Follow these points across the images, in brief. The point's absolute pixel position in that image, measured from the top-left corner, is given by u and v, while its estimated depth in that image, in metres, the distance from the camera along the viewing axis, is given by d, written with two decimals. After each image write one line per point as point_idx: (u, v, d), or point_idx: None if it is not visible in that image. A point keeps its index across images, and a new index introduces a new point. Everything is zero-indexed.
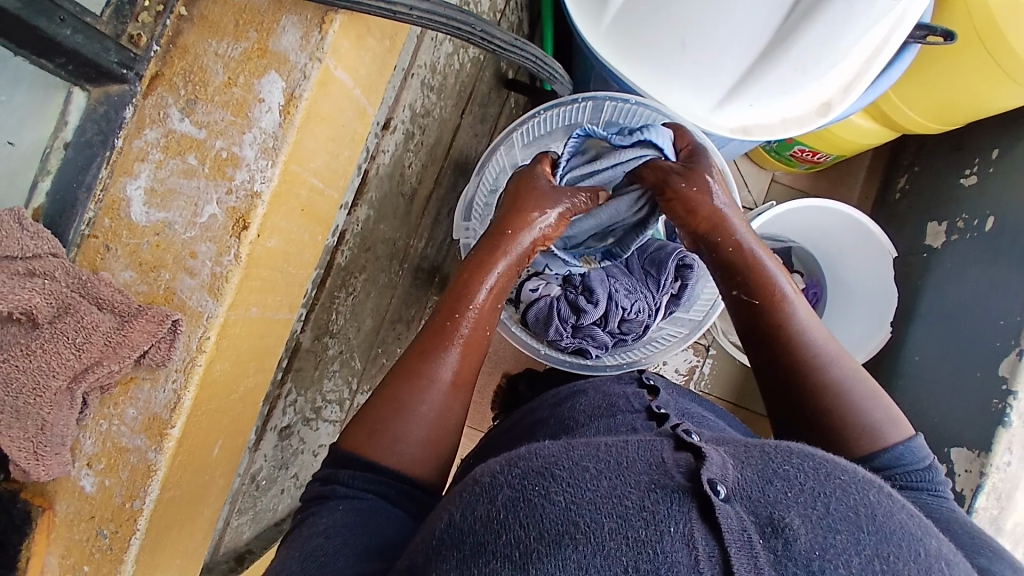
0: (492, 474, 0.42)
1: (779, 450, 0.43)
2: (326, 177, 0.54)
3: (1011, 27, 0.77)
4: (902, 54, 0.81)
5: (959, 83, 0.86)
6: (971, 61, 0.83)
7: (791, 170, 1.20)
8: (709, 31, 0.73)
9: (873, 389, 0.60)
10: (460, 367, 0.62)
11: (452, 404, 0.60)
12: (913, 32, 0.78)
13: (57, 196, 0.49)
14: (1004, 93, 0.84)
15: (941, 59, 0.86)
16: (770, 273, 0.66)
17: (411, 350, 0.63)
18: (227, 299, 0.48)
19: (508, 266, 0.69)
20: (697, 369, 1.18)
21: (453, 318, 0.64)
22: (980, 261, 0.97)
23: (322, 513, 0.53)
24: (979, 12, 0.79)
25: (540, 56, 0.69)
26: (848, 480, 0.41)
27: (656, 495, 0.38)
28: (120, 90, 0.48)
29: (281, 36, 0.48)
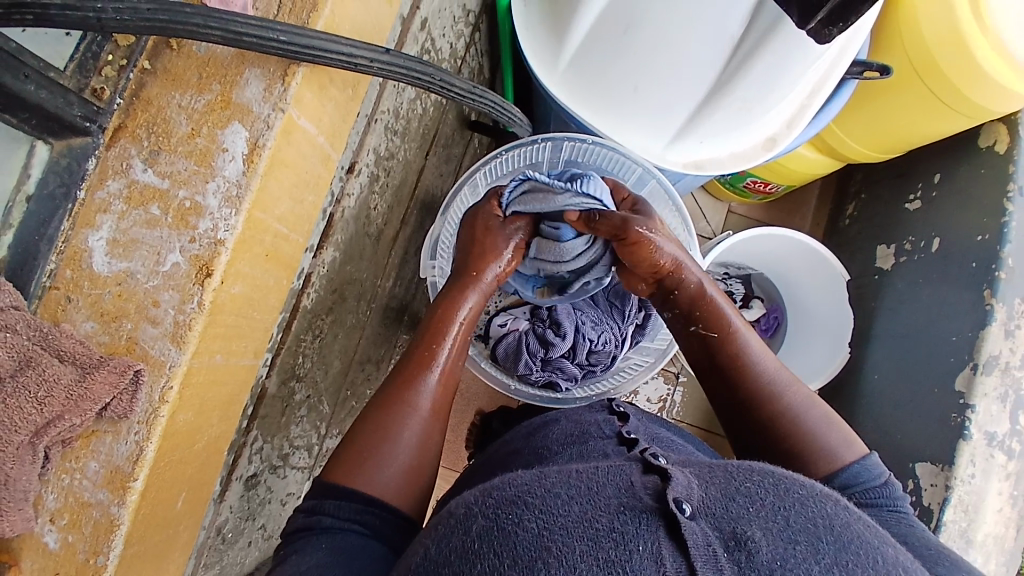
0: (467, 507, 0.43)
1: (741, 470, 0.45)
2: (290, 223, 0.55)
3: (943, 59, 0.83)
4: (840, 89, 0.87)
5: (899, 114, 0.93)
6: (908, 91, 0.89)
7: (745, 201, 1.26)
8: (660, 76, 0.78)
9: (825, 411, 0.62)
10: (439, 394, 0.63)
11: (431, 430, 0.61)
12: (850, 68, 0.85)
13: (18, 248, 0.48)
14: (941, 122, 0.91)
15: (879, 92, 0.93)
16: (723, 309, 0.68)
17: (393, 381, 0.63)
18: (191, 346, 0.47)
19: (477, 300, 0.73)
20: (669, 397, 1.20)
21: (433, 349, 0.66)
22: (929, 281, 1.03)
23: (306, 552, 0.51)
24: (913, 49, 0.85)
25: (498, 102, 0.72)
26: (804, 494, 0.42)
27: (625, 516, 0.39)
28: (82, 142, 0.49)
29: (244, 88, 0.49)
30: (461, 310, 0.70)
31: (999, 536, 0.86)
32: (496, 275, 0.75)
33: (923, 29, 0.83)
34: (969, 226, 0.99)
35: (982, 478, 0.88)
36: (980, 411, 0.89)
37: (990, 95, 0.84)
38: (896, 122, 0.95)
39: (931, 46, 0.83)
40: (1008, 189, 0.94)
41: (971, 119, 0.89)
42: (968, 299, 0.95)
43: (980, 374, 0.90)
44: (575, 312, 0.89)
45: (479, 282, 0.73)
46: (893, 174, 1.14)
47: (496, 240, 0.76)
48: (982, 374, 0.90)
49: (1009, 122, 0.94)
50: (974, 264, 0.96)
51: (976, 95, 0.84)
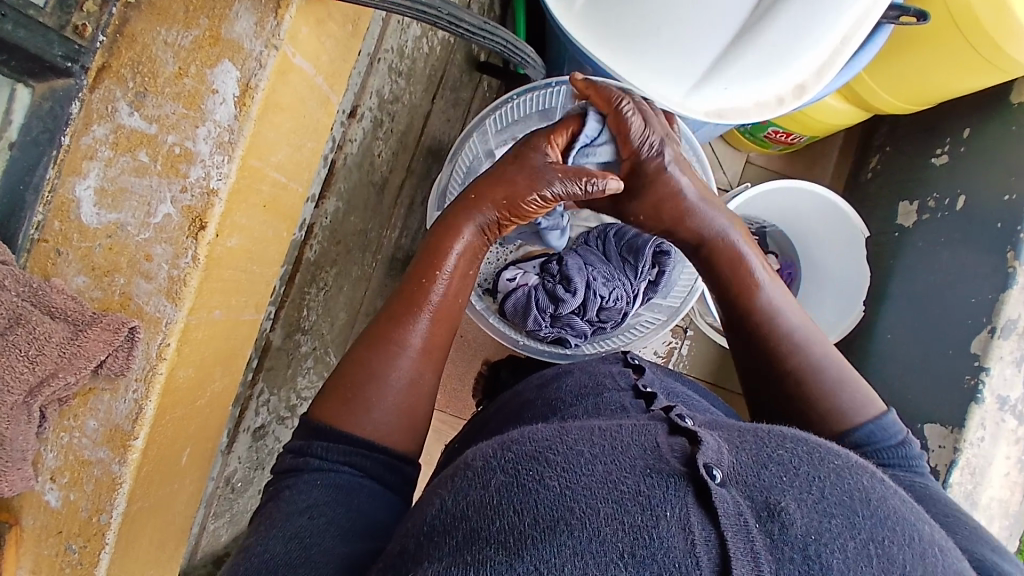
0: (485, 459, 0.42)
1: (773, 436, 0.43)
2: (289, 171, 0.52)
3: (984, 11, 0.77)
4: (875, 35, 0.81)
5: (931, 67, 0.87)
6: (948, 46, 0.83)
7: (766, 151, 1.20)
8: (686, 13, 0.72)
9: (844, 370, 0.60)
10: (431, 333, 0.61)
11: (423, 371, 0.60)
12: (886, 13, 0.79)
13: (4, 200, 0.46)
14: (975, 77, 0.86)
15: (914, 43, 0.86)
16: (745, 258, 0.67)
17: (381, 318, 0.62)
18: (187, 303, 0.46)
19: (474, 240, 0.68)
20: (675, 349, 1.19)
21: (424, 285, 0.63)
22: (952, 240, 0.99)
23: (299, 487, 0.51)
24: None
25: (511, 40, 0.67)
26: (840, 464, 0.41)
27: (652, 479, 0.38)
28: (65, 84, 0.46)
29: (234, 22, 0.45)
30: (457, 243, 0.66)
31: (1004, 499, 0.86)
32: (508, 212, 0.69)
33: None
34: (997, 183, 0.94)
35: (991, 442, 0.87)
36: (995, 374, 0.88)
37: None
38: (925, 74, 0.89)
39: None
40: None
41: (1007, 73, 0.83)
42: (989, 261, 0.92)
43: (997, 339, 0.88)
44: (587, 269, 0.86)
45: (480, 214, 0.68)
46: (922, 129, 1.08)
47: (520, 171, 0.69)
48: (999, 338, 0.88)
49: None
50: (998, 226, 0.93)
51: (1014, 46, 0.78)
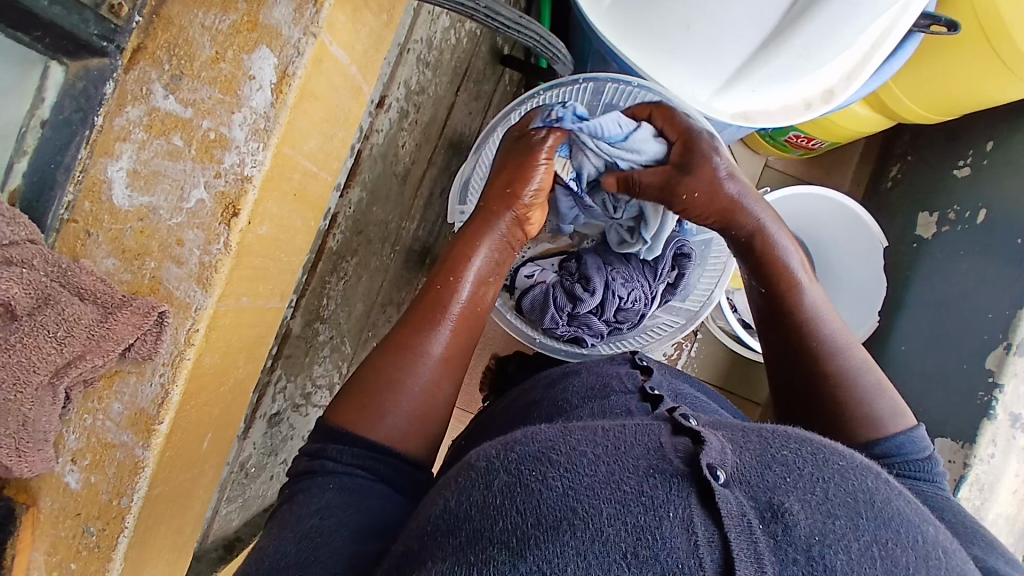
0: (488, 460, 0.41)
1: (776, 436, 0.43)
2: (319, 160, 0.52)
3: (1011, 19, 0.77)
4: (905, 43, 0.79)
5: (957, 76, 0.86)
6: (972, 54, 0.82)
7: (786, 155, 1.19)
8: (717, 14, 0.71)
9: (879, 379, 0.60)
10: (450, 342, 0.61)
11: (441, 379, 0.59)
12: (917, 21, 0.77)
13: (34, 177, 0.46)
14: (1002, 88, 0.84)
15: (938, 52, 0.86)
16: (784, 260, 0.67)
17: (405, 324, 0.62)
18: (216, 290, 0.46)
19: (496, 242, 0.69)
20: (682, 349, 1.18)
21: (443, 292, 0.64)
22: (971, 252, 0.98)
23: (313, 492, 0.51)
24: (984, 9, 0.78)
25: (542, 35, 0.67)
26: (845, 466, 0.41)
27: (655, 480, 0.37)
28: (100, 63, 0.45)
29: (272, 8, 0.45)
30: (477, 253, 0.68)
31: (1010, 516, 0.85)
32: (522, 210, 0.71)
33: None
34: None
35: (1001, 459, 0.86)
36: (1008, 392, 0.87)
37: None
38: (954, 85, 0.87)
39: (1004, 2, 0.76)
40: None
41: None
42: (1011, 276, 0.91)
43: (1012, 355, 0.87)
44: (606, 269, 0.85)
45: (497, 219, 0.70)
46: (946, 138, 1.06)
47: (522, 172, 0.71)
48: (1014, 355, 0.87)
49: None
50: (1019, 241, 0.91)
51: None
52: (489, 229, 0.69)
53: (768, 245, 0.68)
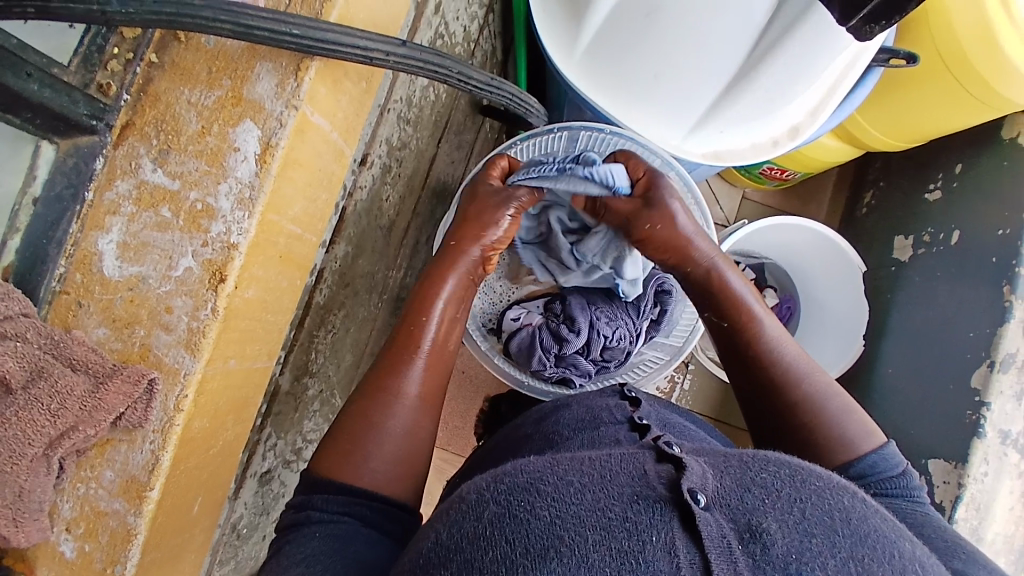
0: (479, 492, 0.42)
1: (757, 460, 0.43)
2: (304, 223, 0.54)
3: (971, 49, 0.80)
4: (865, 77, 0.84)
5: (924, 104, 0.90)
6: (940, 83, 0.86)
7: (761, 187, 1.24)
8: (683, 62, 0.75)
9: (846, 401, 0.60)
10: (425, 382, 0.62)
11: (421, 421, 0.60)
12: (876, 56, 0.82)
13: (27, 252, 0.47)
14: (969, 113, 0.88)
15: (906, 83, 0.90)
16: (738, 294, 0.68)
17: (377, 367, 0.63)
18: (206, 354, 0.47)
19: (462, 279, 0.71)
20: (675, 382, 1.19)
21: (416, 330, 0.65)
22: (948, 274, 1.01)
23: (299, 542, 0.51)
24: (943, 38, 0.82)
25: (518, 95, 0.71)
26: (822, 486, 0.41)
27: (639, 506, 0.38)
28: (89, 140, 0.47)
29: (255, 84, 0.48)
30: (444, 289, 0.69)
31: (1010, 535, 0.84)
32: (482, 251, 0.74)
33: (958, 22, 0.79)
34: (992, 220, 0.96)
35: (994, 477, 0.86)
36: (995, 410, 0.88)
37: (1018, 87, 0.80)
38: (922, 110, 0.91)
39: (958, 30, 0.79)
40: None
41: (997, 112, 0.85)
42: (988, 296, 0.93)
43: (996, 372, 0.89)
44: (590, 309, 0.87)
45: (462, 256, 0.72)
46: (915, 164, 1.11)
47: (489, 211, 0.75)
48: (999, 372, 0.89)
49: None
50: (993, 260, 0.94)
51: (1005, 86, 0.80)
52: (455, 266, 0.72)
53: (724, 280, 0.69)
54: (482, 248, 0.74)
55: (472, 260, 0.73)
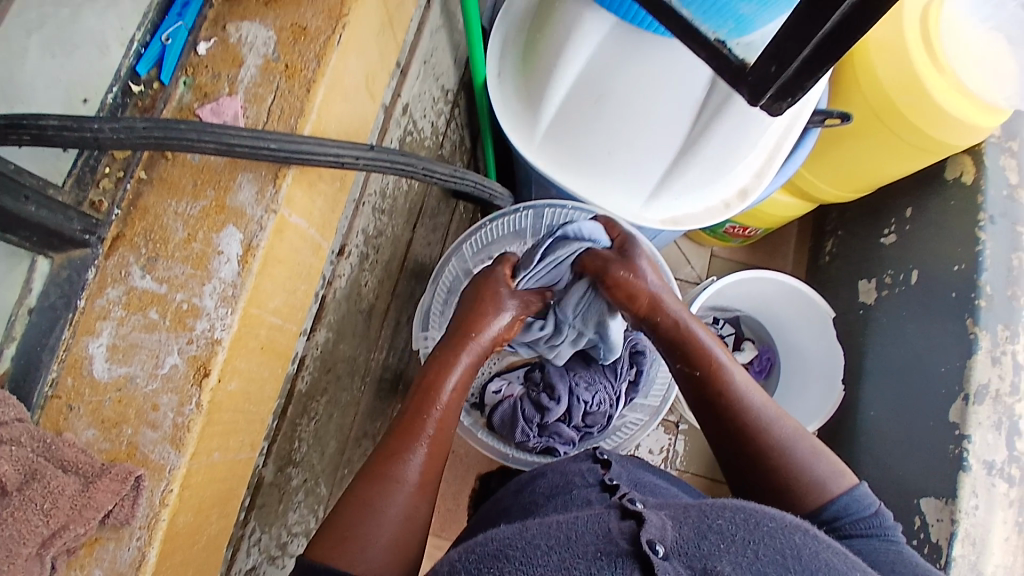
0: (450, 563, 0.43)
1: (714, 507, 0.45)
2: (284, 314, 0.57)
3: (904, 101, 0.88)
4: (805, 137, 0.93)
5: (864, 156, 0.99)
6: (877, 135, 0.94)
7: (728, 245, 1.32)
8: (634, 139, 0.83)
9: (814, 444, 0.63)
10: (426, 466, 0.63)
11: (418, 505, 0.60)
12: (812, 117, 0.91)
13: (22, 361, 0.48)
14: (909, 159, 0.96)
15: (844, 137, 0.98)
16: (706, 345, 0.70)
17: (377, 452, 0.63)
18: (190, 449, 0.48)
19: (469, 363, 0.73)
20: (672, 447, 1.20)
21: (419, 415, 0.66)
22: (912, 314, 1.06)
23: None
24: (873, 96, 0.91)
25: (479, 180, 0.78)
26: (774, 526, 0.43)
27: (602, 561, 0.39)
28: (82, 253, 0.50)
29: (237, 192, 0.52)
30: (451, 375, 0.71)
31: (1009, 566, 0.83)
32: (491, 338, 0.76)
33: (885, 80, 0.89)
34: (943, 259, 1.02)
35: (986, 509, 0.86)
36: (977, 442, 0.89)
37: (951, 131, 0.88)
38: (864, 162, 0.99)
39: (888, 88, 0.89)
40: (978, 219, 0.97)
41: (933, 155, 0.94)
42: (955, 331, 0.96)
43: (972, 405, 0.91)
44: (568, 376, 0.90)
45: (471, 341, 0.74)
46: (868, 213, 1.18)
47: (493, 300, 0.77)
48: (974, 404, 0.91)
49: (976, 154, 0.97)
50: (954, 296, 0.98)
51: (939, 132, 0.89)
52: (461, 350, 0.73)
53: (692, 332, 0.72)
54: (489, 335, 0.75)
55: (482, 345, 0.75)
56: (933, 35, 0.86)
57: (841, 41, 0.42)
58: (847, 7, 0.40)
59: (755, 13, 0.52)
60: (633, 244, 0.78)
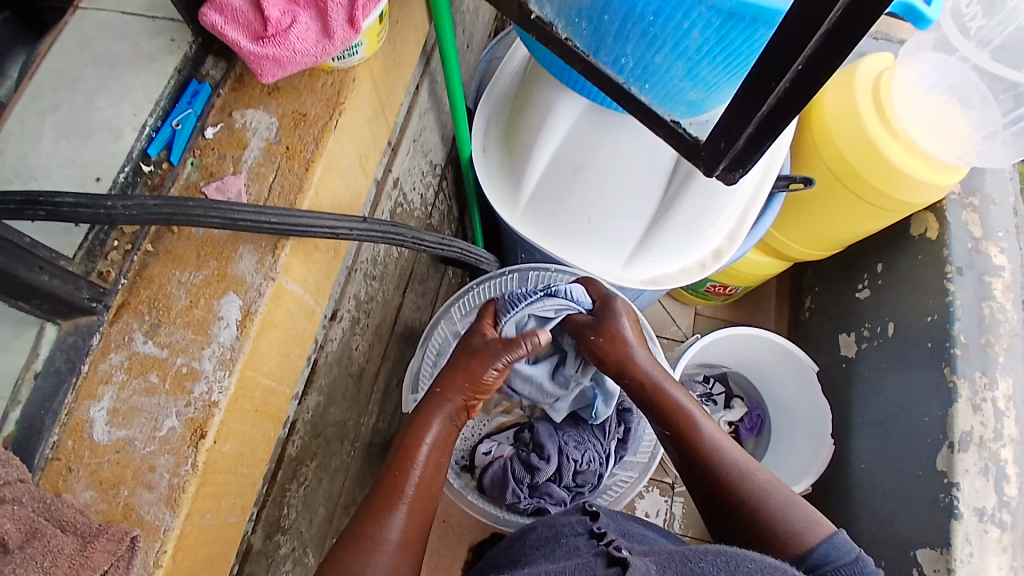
0: None
1: (696, 551, 0.46)
2: (278, 376, 0.59)
3: (862, 165, 0.95)
4: (772, 201, 0.99)
5: (830, 216, 1.05)
6: (839, 198, 1.01)
7: (711, 302, 1.38)
8: (611, 206, 0.88)
9: (787, 494, 0.65)
10: (407, 527, 0.63)
11: (400, 565, 0.61)
12: (777, 182, 0.98)
13: (26, 424, 0.49)
14: (871, 219, 1.02)
15: (810, 201, 1.05)
16: (678, 402, 0.74)
17: (359, 514, 0.64)
18: (184, 509, 0.49)
19: (445, 423, 0.74)
20: (669, 509, 1.19)
21: (400, 476, 0.67)
22: (892, 365, 1.09)
23: None
24: (834, 161, 0.98)
25: (467, 246, 0.83)
26: (754, 567, 0.44)
27: None
28: (88, 320, 0.52)
29: (238, 262, 0.56)
30: (429, 434, 0.72)
31: None
32: (467, 396, 0.77)
33: (844, 147, 0.96)
34: (916, 311, 1.06)
35: (980, 557, 0.86)
36: (966, 489, 0.90)
37: (914, 189, 0.94)
38: (830, 221, 1.06)
39: (846, 153, 0.96)
40: (946, 271, 1.02)
41: (898, 213, 0.99)
42: (934, 380, 0.99)
43: (958, 453, 0.92)
44: (558, 435, 0.91)
45: (446, 400, 0.75)
46: (842, 269, 1.25)
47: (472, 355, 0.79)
48: (959, 452, 0.92)
49: (938, 212, 1.05)
50: (931, 345, 1.01)
51: (900, 191, 0.95)
52: (438, 411, 0.74)
53: (664, 390, 0.76)
54: (465, 393, 0.76)
55: (457, 404, 0.76)
56: (887, 106, 0.94)
57: (776, 123, 0.49)
58: (778, 95, 0.46)
59: (702, 98, 0.59)
60: (612, 303, 0.83)
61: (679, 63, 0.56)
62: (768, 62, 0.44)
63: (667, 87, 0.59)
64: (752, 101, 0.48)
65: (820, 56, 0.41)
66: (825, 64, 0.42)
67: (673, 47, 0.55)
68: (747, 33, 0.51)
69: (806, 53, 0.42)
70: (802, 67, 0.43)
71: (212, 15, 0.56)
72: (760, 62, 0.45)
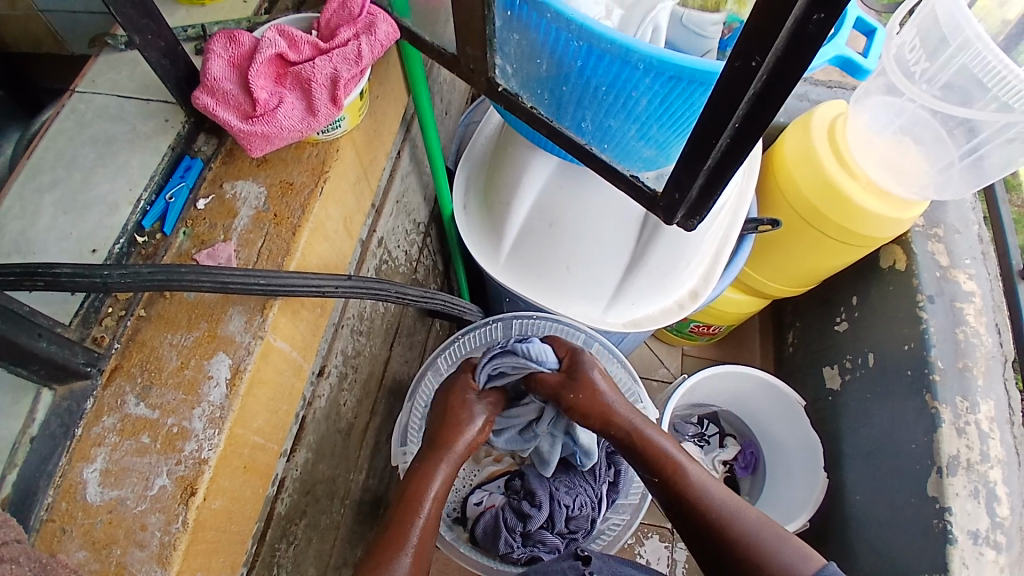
0: None
1: None
2: (267, 433, 0.61)
3: (824, 206, 1.00)
4: (743, 242, 1.04)
5: (800, 254, 1.10)
6: (807, 236, 1.06)
7: (696, 343, 1.42)
8: (587, 255, 0.93)
9: (776, 529, 0.67)
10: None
11: None
12: (747, 225, 1.02)
13: (22, 486, 0.50)
14: (837, 256, 1.07)
15: (779, 241, 1.11)
16: (662, 447, 0.75)
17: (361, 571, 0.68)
18: (175, 566, 0.50)
19: (443, 476, 0.76)
20: (671, 556, 1.18)
21: (400, 533, 0.70)
22: (875, 395, 1.12)
23: None
24: (798, 203, 1.04)
25: (450, 297, 0.85)
26: None
27: None
28: (82, 384, 0.54)
29: (228, 322, 0.58)
30: (429, 487, 0.75)
31: None
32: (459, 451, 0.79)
33: (806, 190, 1.02)
34: (892, 341, 1.10)
35: None
36: (958, 513, 0.90)
37: (876, 225, 0.99)
38: (798, 259, 1.11)
39: (809, 195, 1.02)
40: (918, 300, 1.06)
41: (868, 248, 1.04)
42: (916, 407, 1.01)
43: (946, 477, 0.93)
44: (549, 481, 0.92)
45: (440, 457, 0.77)
46: (820, 304, 1.29)
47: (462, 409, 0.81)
48: (948, 477, 0.93)
49: (905, 245, 1.10)
50: (910, 373, 1.04)
51: (862, 227, 1.00)
52: (432, 467, 0.77)
53: (648, 437, 0.77)
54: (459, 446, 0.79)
55: (451, 457, 0.78)
56: (842, 151, 1.01)
57: (723, 172, 0.54)
58: (720, 150, 0.51)
59: (655, 156, 0.64)
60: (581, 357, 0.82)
61: (632, 127, 0.62)
62: (707, 121, 0.50)
63: (622, 145, 0.64)
64: (699, 155, 0.53)
65: (751, 116, 0.47)
66: (756, 122, 0.47)
67: (626, 114, 0.61)
68: (686, 100, 0.56)
69: (739, 114, 0.47)
70: (737, 124, 0.48)
71: (204, 98, 0.61)
72: (699, 123, 0.51)
